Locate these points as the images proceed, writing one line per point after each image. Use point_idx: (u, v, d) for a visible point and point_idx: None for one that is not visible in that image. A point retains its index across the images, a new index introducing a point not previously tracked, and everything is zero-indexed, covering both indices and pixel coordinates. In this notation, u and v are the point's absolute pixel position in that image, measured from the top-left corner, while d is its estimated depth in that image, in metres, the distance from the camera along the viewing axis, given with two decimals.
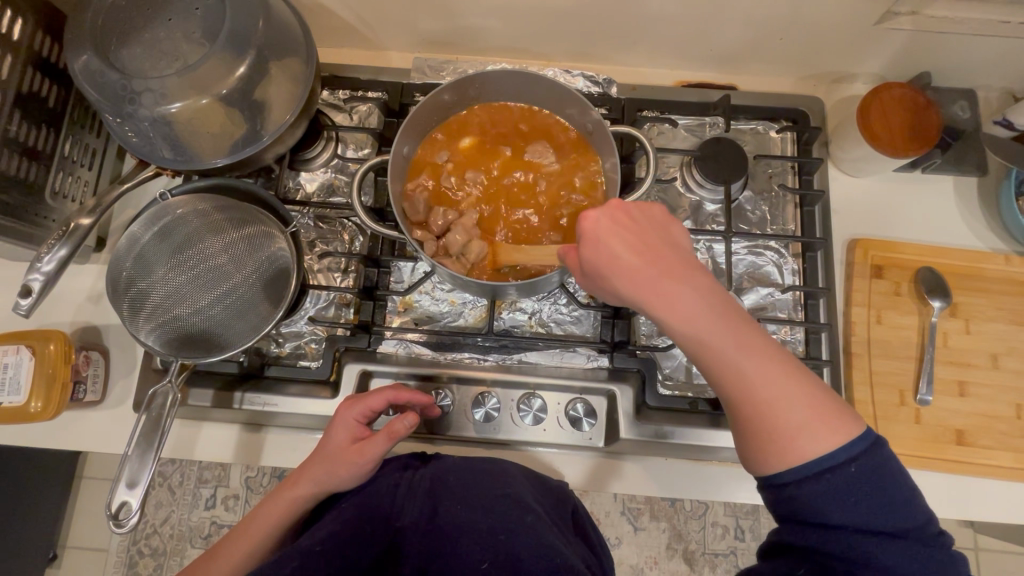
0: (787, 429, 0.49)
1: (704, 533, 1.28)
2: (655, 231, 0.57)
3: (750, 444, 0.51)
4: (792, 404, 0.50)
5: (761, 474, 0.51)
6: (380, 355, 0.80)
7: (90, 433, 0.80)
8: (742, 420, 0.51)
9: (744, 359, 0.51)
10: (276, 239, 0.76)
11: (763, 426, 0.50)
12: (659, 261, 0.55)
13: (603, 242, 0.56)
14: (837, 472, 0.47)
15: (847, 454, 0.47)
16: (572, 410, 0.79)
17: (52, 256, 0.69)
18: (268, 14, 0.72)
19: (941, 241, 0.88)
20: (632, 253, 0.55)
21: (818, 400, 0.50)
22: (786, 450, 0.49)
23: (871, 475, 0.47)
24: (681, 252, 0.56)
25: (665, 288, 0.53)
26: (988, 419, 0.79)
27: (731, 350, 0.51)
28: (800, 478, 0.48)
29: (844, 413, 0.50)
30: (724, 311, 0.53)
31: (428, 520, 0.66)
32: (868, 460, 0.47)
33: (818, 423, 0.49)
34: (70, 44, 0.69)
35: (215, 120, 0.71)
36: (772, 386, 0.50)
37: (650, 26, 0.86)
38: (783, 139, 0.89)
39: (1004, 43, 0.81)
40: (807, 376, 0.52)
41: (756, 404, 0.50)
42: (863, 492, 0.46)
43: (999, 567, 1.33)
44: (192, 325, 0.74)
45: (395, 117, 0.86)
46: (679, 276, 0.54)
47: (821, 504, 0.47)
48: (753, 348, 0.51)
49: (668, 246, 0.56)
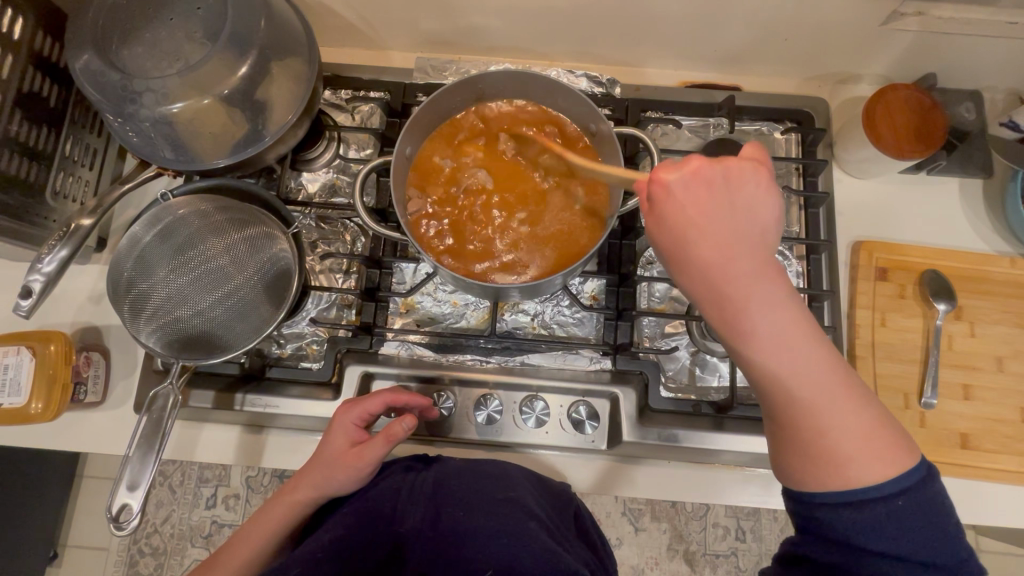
0: (833, 454, 0.48)
1: (705, 534, 1.28)
2: (740, 211, 0.51)
3: (792, 459, 0.50)
4: (843, 431, 0.48)
5: (792, 487, 0.50)
6: (382, 357, 0.80)
7: (91, 434, 0.80)
8: (785, 433, 0.50)
9: (804, 376, 0.49)
10: (278, 240, 0.76)
11: (807, 446, 0.49)
12: (732, 253, 0.50)
13: (677, 222, 0.51)
14: (880, 502, 0.46)
15: (892, 487, 0.46)
16: (574, 413, 0.78)
17: (53, 257, 0.69)
18: (270, 14, 0.71)
19: (946, 243, 0.87)
20: (704, 241, 0.50)
21: (869, 427, 0.48)
22: (828, 473, 0.48)
23: (915, 511, 0.46)
24: (763, 238, 0.51)
25: (733, 288, 0.50)
26: (993, 422, 0.79)
27: (790, 366, 0.49)
28: (836, 502, 0.47)
29: (894, 444, 0.48)
30: (791, 319, 0.49)
31: (431, 525, 0.66)
32: (915, 496, 0.46)
33: (865, 453, 0.47)
34: (70, 44, 0.68)
35: (216, 120, 0.70)
36: (827, 409, 0.48)
37: (654, 27, 0.86)
38: (787, 140, 0.89)
39: (1011, 43, 0.81)
40: (861, 398, 0.49)
41: (805, 421, 0.49)
42: (907, 524, 0.46)
43: (1001, 568, 1.33)
44: (193, 327, 0.74)
45: (398, 117, 0.86)
46: (754, 272, 0.50)
47: (858, 530, 0.46)
48: (816, 363, 0.49)
49: (750, 231, 0.50)
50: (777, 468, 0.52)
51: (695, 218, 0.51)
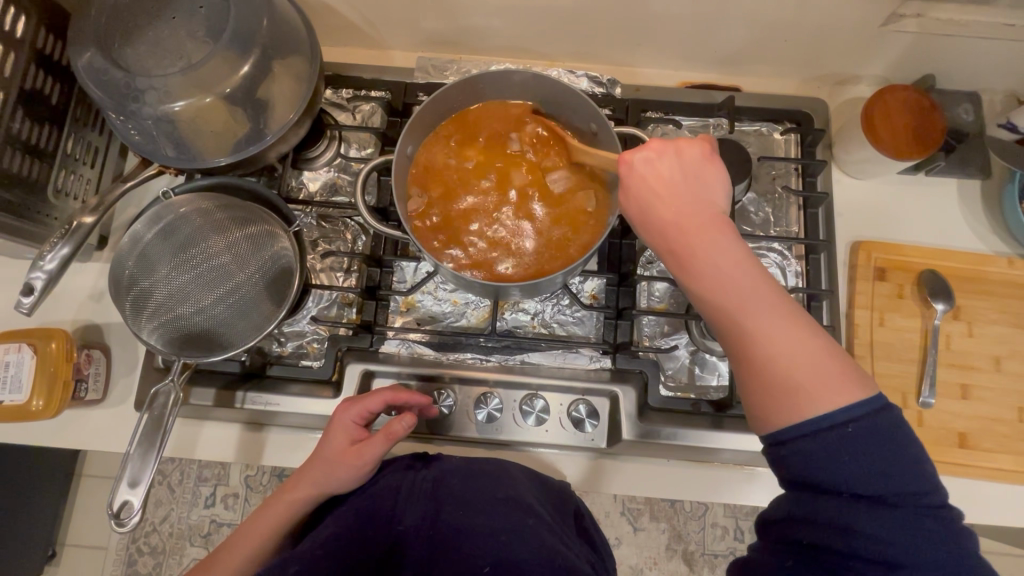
0: (788, 387, 0.48)
1: (704, 534, 1.28)
2: (692, 179, 0.56)
3: (753, 399, 0.51)
4: (796, 363, 0.49)
5: (761, 431, 0.51)
6: (383, 355, 0.80)
7: (91, 432, 0.80)
8: (744, 375, 0.51)
9: (756, 314, 0.50)
10: (280, 239, 0.76)
11: (764, 383, 0.50)
12: (685, 213, 0.55)
13: (637, 186, 0.57)
14: (832, 432, 0.46)
15: (845, 415, 0.46)
16: (574, 411, 0.79)
17: (55, 255, 0.69)
18: (272, 13, 0.71)
19: (944, 243, 0.88)
20: (660, 203, 0.56)
21: (825, 362, 0.49)
22: (784, 406, 0.48)
23: (868, 439, 0.45)
24: (715, 203, 0.56)
25: (685, 241, 0.54)
26: (990, 422, 0.80)
27: (741, 306, 0.51)
28: (794, 436, 0.47)
29: (853, 377, 0.48)
30: (743, 265, 0.52)
31: (429, 523, 0.66)
32: (866, 423, 0.46)
33: (819, 384, 0.48)
34: (73, 42, 0.68)
35: (219, 118, 0.71)
36: (781, 344, 0.49)
37: (654, 27, 0.86)
38: (786, 141, 0.89)
39: (1008, 45, 0.81)
40: (819, 336, 0.50)
41: (759, 358, 0.50)
42: (859, 453, 0.45)
43: (998, 568, 1.34)
44: (195, 325, 0.74)
45: (399, 117, 0.86)
46: (705, 227, 0.54)
47: (811, 462, 0.46)
48: (768, 303, 0.51)
49: (701, 197, 0.56)
50: (746, 416, 0.52)
51: (651, 184, 0.56)
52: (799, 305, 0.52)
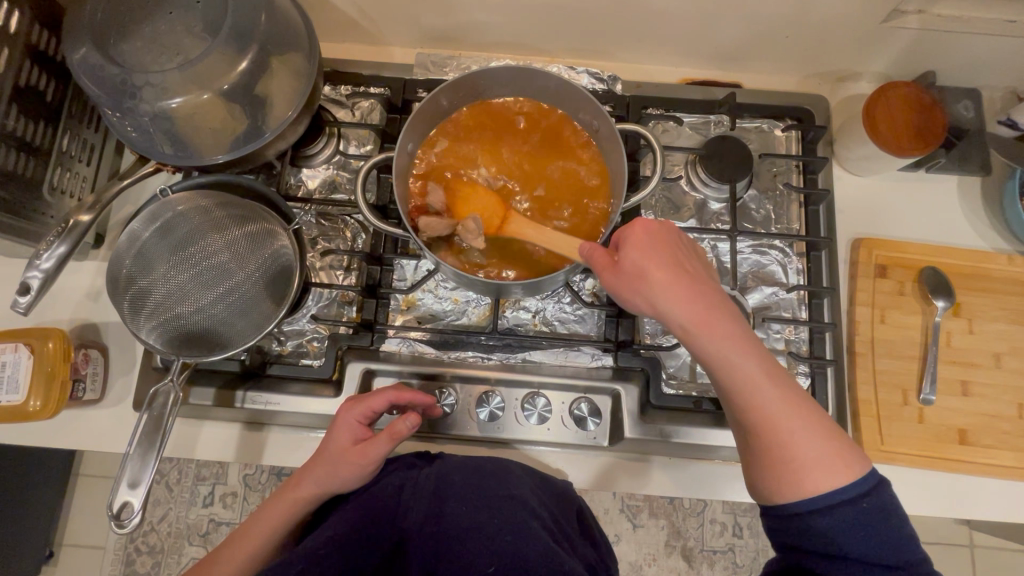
0: (804, 460, 0.49)
1: (702, 531, 1.28)
2: (694, 258, 0.60)
3: (765, 472, 0.51)
4: (810, 436, 0.50)
5: (772, 502, 0.50)
6: (384, 354, 0.80)
7: (89, 432, 0.79)
8: (759, 448, 0.52)
9: (769, 386, 0.52)
10: (280, 237, 0.75)
11: (780, 456, 0.50)
12: (694, 282, 0.57)
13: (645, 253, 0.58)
14: (847, 506, 0.47)
15: (858, 489, 0.48)
16: (576, 410, 0.78)
17: (52, 253, 0.68)
18: (271, 9, 0.71)
19: (944, 241, 0.88)
20: (669, 270, 0.57)
21: (833, 436, 0.51)
22: (800, 479, 0.49)
23: (881, 515, 0.47)
24: (714, 283, 0.59)
25: (695, 312, 0.55)
26: (990, 418, 0.80)
27: (757, 375, 0.52)
28: (811, 510, 0.48)
29: (856, 450, 0.50)
30: (752, 339, 0.55)
31: (434, 521, 0.66)
32: (878, 500, 0.47)
33: (831, 456, 0.49)
34: (68, 37, 0.67)
35: (217, 115, 0.70)
36: (795, 416, 0.51)
37: (655, 24, 0.86)
38: (788, 137, 0.89)
39: (1010, 41, 0.81)
40: (820, 412, 0.53)
41: (774, 429, 0.51)
42: (870, 528, 0.47)
43: (991, 563, 1.35)
44: (195, 324, 0.73)
45: (398, 114, 0.85)
46: (713, 300, 0.56)
47: (830, 536, 0.47)
48: (777, 377, 0.53)
49: (702, 275, 0.59)
50: (756, 489, 0.52)
51: (660, 253, 0.58)
52: (797, 382, 0.54)
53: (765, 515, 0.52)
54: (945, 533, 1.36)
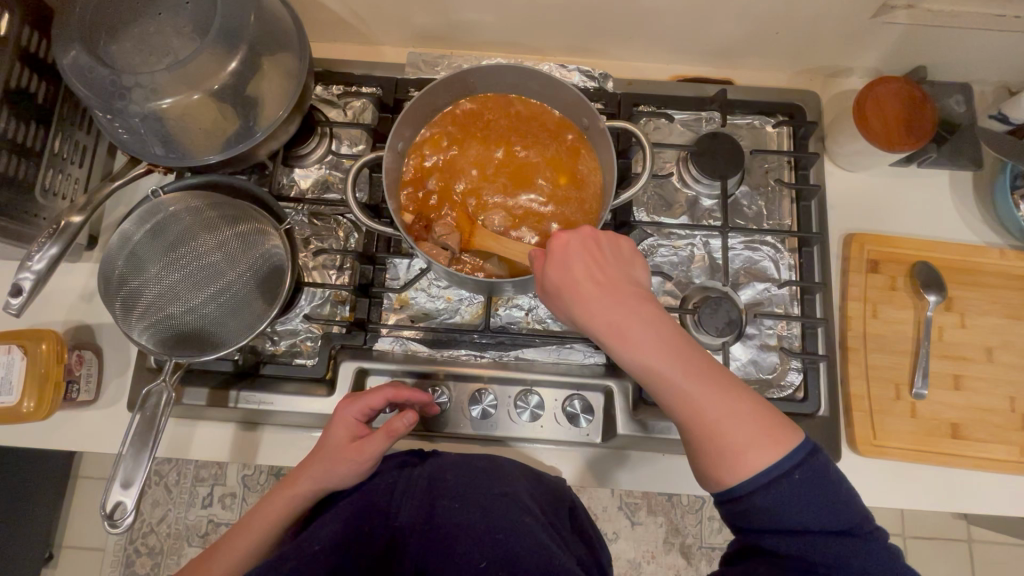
0: (735, 445, 0.50)
1: (701, 527, 1.29)
2: (616, 260, 0.59)
3: (704, 462, 0.51)
4: (738, 421, 0.51)
5: (716, 491, 0.51)
6: (377, 353, 0.80)
7: (84, 433, 0.80)
8: (693, 442, 0.52)
9: (694, 382, 0.52)
10: (272, 237, 0.76)
11: (712, 447, 0.51)
12: (613, 289, 0.56)
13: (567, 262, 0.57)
14: (781, 481, 0.49)
15: (790, 463, 0.49)
16: (569, 407, 0.79)
17: (43, 254, 0.68)
18: (259, 8, 0.71)
19: (936, 235, 0.88)
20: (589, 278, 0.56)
21: (762, 416, 0.51)
22: (736, 464, 0.50)
23: (812, 483, 0.49)
24: (636, 281, 0.58)
25: (614, 320, 0.55)
26: (982, 411, 0.80)
27: (679, 374, 0.52)
28: (751, 490, 0.49)
29: (787, 425, 0.51)
30: (674, 336, 0.54)
31: (425, 520, 0.66)
32: (806, 468, 0.49)
33: (763, 438, 0.50)
34: (57, 38, 0.68)
35: (207, 116, 0.70)
36: (721, 406, 0.51)
37: (645, 21, 0.86)
38: (779, 133, 0.89)
39: (999, 36, 0.81)
40: (750, 393, 0.53)
41: (702, 422, 0.51)
42: (806, 498, 0.48)
43: (988, 556, 1.35)
44: (186, 324, 0.74)
45: (390, 113, 0.86)
46: (633, 302, 0.55)
47: (771, 510, 0.48)
48: (701, 370, 0.53)
49: (625, 276, 0.58)
50: (702, 482, 0.53)
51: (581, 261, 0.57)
52: (724, 368, 0.54)
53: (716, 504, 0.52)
54: (941, 526, 1.37)
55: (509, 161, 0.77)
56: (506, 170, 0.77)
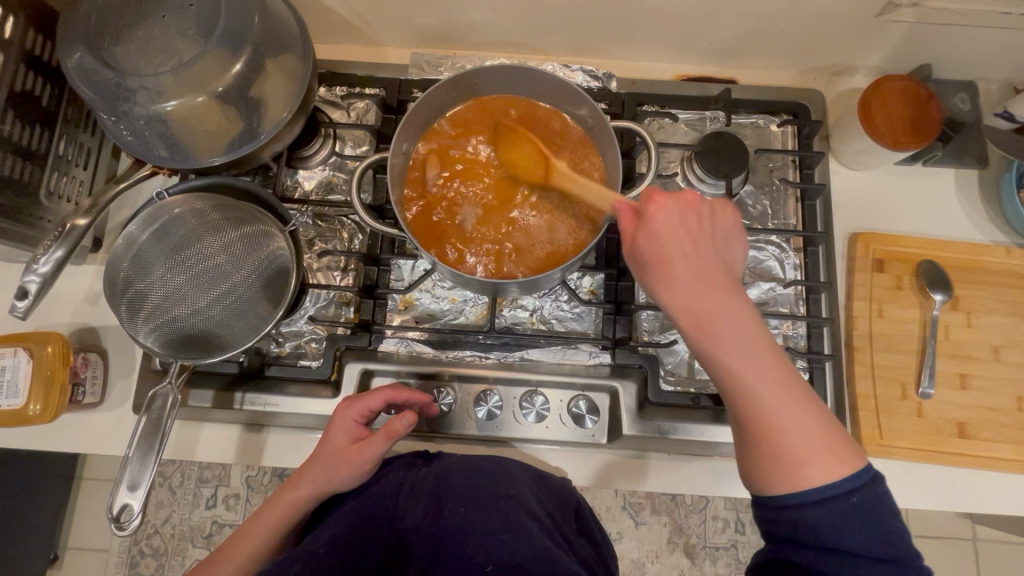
0: (795, 453, 0.50)
1: (704, 527, 1.28)
2: (714, 242, 0.57)
3: (758, 464, 0.51)
4: (804, 432, 0.50)
5: (762, 492, 0.51)
6: (381, 354, 0.80)
7: (90, 435, 0.80)
8: (751, 440, 0.52)
9: (768, 381, 0.52)
10: (276, 238, 0.75)
11: (773, 451, 0.50)
12: (704, 272, 0.55)
13: (661, 235, 0.55)
14: (837, 501, 0.48)
15: (849, 484, 0.48)
16: (574, 407, 0.78)
17: (49, 257, 0.68)
18: (264, 10, 0.71)
19: (941, 234, 0.87)
20: (681, 256, 0.55)
21: (831, 432, 0.51)
22: (792, 475, 0.49)
23: (870, 509, 0.48)
24: (728, 267, 0.57)
25: (701, 301, 0.54)
26: (989, 411, 0.80)
27: (756, 373, 0.52)
28: (800, 502, 0.49)
29: (850, 446, 0.51)
30: (759, 332, 0.53)
31: (431, 521, 0.66)
32: (868, 493, 0.48)
33: (826, 455, 0.49)
34: (63, 42, 0.68)
35: (212, 118, 0.70)
36: (791, 412, 0.51)
37: (649, 21, 0.86)
38: (783, 133, 0.89)
39: (1004, 33, 0.81)
40: (820, 407, 0.52)
41: (768, 422, 0.51)
42: (863, 523, 0.47)
43: (992, 556, 1.35)
44: (192, 326, 0.74)
45: (394, 114, 0.86)
46: (722, 289, 0.54)
47: (819, 527, 0.48)
48: (779, 372, 0.52)
49: (718, 260, 0.56)
50: (745, 480, 0.53)
51: (675, 237, 0.55)
52: (800, 376, 0.53)
53: (755, 507, 0.52)
54: (946, 526, 1.36)
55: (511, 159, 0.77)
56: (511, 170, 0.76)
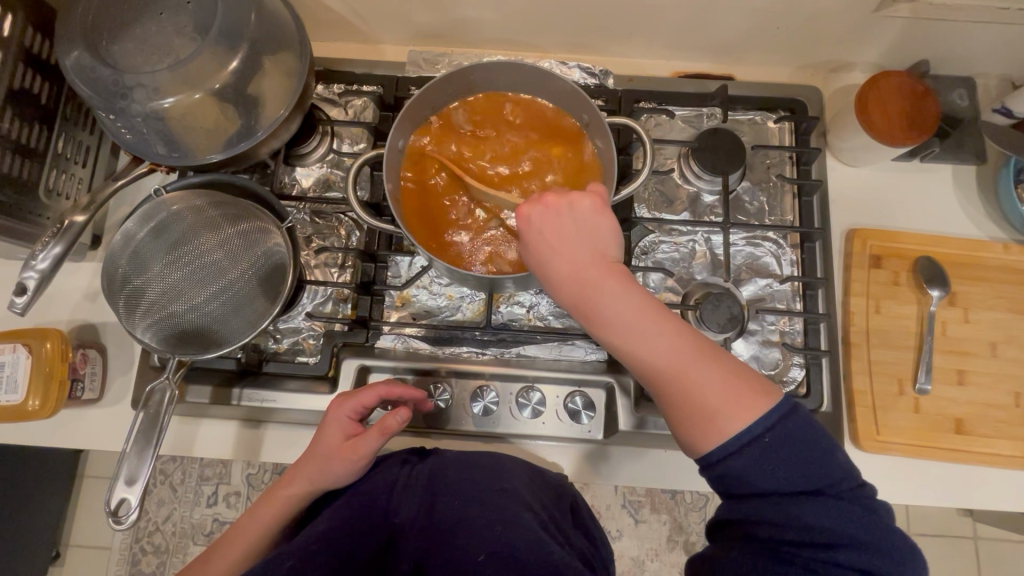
0: (706, 411, 0.53)
1: (704, 525, 1.28)
2: (587, 228, 0.58)
3: (680, 429, 0.54)
4: (709, 387, 0.53)
5: (697, 456, 0.54)
6: (379, 351, 0.80)
7: (89, 431, 0.80)
8: (669, 409, 0.55)
9: (665, 351, 0.55)
10: (272, 235, 0.76)
11: (686, 414, 0.54)
12: (582, 263, 0.57)
13: (537, 241, 0.58)
14: (753, 445, 0.51)
15: (761, 426, 0.51)
16: (570, 403, 0.79)
17: (47, 253, 0.68)
18: (260, 8, 0.71)
19: (940, 230, 0.87)
20: (558, 254, 0.58)
21: (735, 379, 0.53)
22: (705, 430, 0.52)
23: (785, 443, 0.51)
24: (606, 249, 0.59)
25: (585, 294, 0.57)
26: (987, 407, 0.79)
27: (650, 346, 0.55)
28: (726, 456, 0.51)
29: (760, 389, 0.53)
30: (644, 307, 0.56)
31: (424, 516, 0.68)
32: (779, 429, 0.51)
33: (734, 403, 0.52)
34: (61, 40, 0.68)
35: (209, 115, 0.70)
36: (693, 374, 0.54)
37: (646, 18, 0.86)
38: (780, 129, 0.89)
39: (1002, 29, 0.81)
40: (720, 358, 0.55)
41: (676, 390, 0.54)
42: (780, 460, 0.50)
43: (994, 553, 1.35)
44: (189, 322, 0.74)
45: (391, 111, 0.86)
46: (602, 276, 0.57)
47: (741, 475, 0.51)
48: (672, 338, 0.55)
49: (593, 246, 0.58)
50: (683, 448, 0.56)
51: (551, 237, 0.58)
52: (696, 335, 0.56)
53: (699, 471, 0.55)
54: (947, 523, 1.36)
55: (504, 156, 0.77)
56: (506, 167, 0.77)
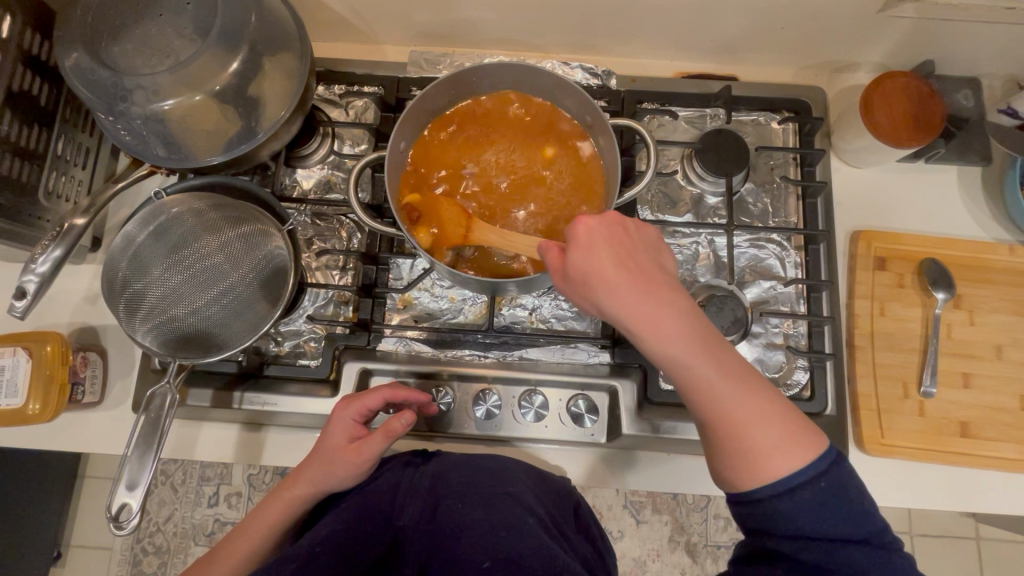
0: (759, 447, 0.50)
1: (706, 525, 1.28)
2: (643, 249, 0.57)
3: (722, 459, 0.52)
4: (764, 422, 0.51)
5: (734, 489, 0.52)
6: (380, 354, 0.80)
7: (90, 434, 0.80)
8: (715, 440, 0.52)
9: (721, 379, 0.52)
10: (274, 237, 0.75)
11: (734, 447, 0.51)
12: (643, 279, 0.55)
13: (594, 251, 0.55)
14: (805, 488, 0.49)
15: (814, 469, 0.49)
16: (573, 407, 0.78)
17: (47, 257, 0.68)
18: (261, 9, 0.70)
19: (944, 232, 0.87)
20: (617, 267, 0.55)
21: (788, 418, 0.52)
22: (755, 466, 0.50)
23: (835, 491, 0.49)
24: (663, 272, 0.57)
25: (644, 311, 0.53)
26: (993, 410, 0.79)
27: (707, 373, 0.52)
28: (773, 494, 0.49)
29: (809, 428, 0.52)
30: (702, 331, 0.54)
31: (428, 519, 0.66)
32: (833, 476, 0.49)
33: (788, 442, 0.50)
34: (60, 41, 0.68)
35: (209, 116, 0.70)
36: (748, 407, 0.52)
37: (649, 18, 0.85)
38: (784, 130, 0.88)
39: (1008, 29, 0.80)
40: (773, 393, 0.53)
41: (729, 421, 0.51)
42: (829, 507, 0.49)
43: (996, 554, 1.34)
44: (190, 326, 0.74)
45: (392, 112, 0.85)
46: (662, 294, 0.54)
47: (789, 515, 0.49)
48: (729, 368, 0.53)
49: (651, 266, 0.56)
50: (717, 481, 0.54)
51: (612, 251, 0.55)
52: (750, 368, 0.54)
53: (729, 504, 0.53)
54: (949, 524, 1.36)
55: (507, 158, 0.76)
56: (508, 170, 0.76)
